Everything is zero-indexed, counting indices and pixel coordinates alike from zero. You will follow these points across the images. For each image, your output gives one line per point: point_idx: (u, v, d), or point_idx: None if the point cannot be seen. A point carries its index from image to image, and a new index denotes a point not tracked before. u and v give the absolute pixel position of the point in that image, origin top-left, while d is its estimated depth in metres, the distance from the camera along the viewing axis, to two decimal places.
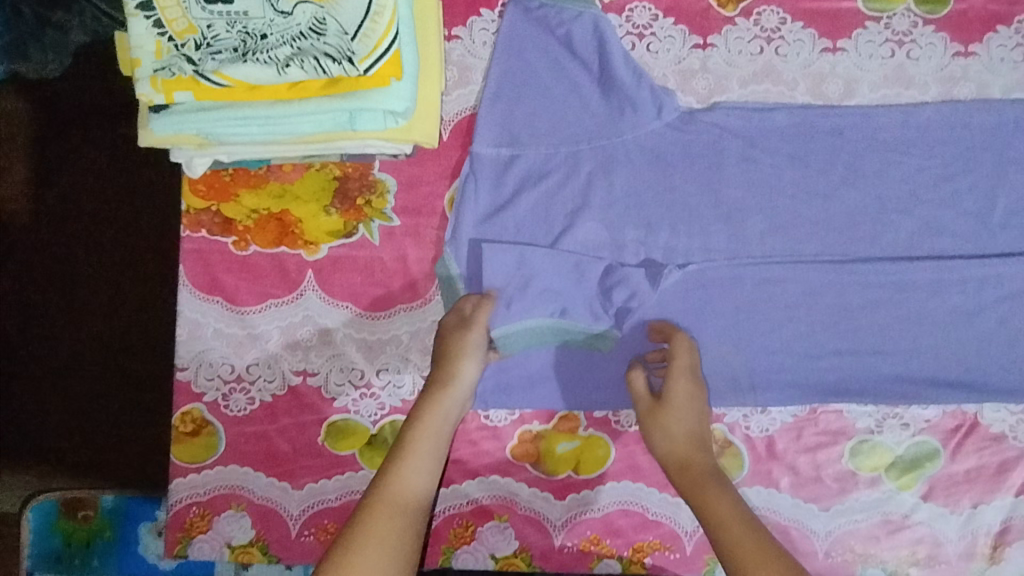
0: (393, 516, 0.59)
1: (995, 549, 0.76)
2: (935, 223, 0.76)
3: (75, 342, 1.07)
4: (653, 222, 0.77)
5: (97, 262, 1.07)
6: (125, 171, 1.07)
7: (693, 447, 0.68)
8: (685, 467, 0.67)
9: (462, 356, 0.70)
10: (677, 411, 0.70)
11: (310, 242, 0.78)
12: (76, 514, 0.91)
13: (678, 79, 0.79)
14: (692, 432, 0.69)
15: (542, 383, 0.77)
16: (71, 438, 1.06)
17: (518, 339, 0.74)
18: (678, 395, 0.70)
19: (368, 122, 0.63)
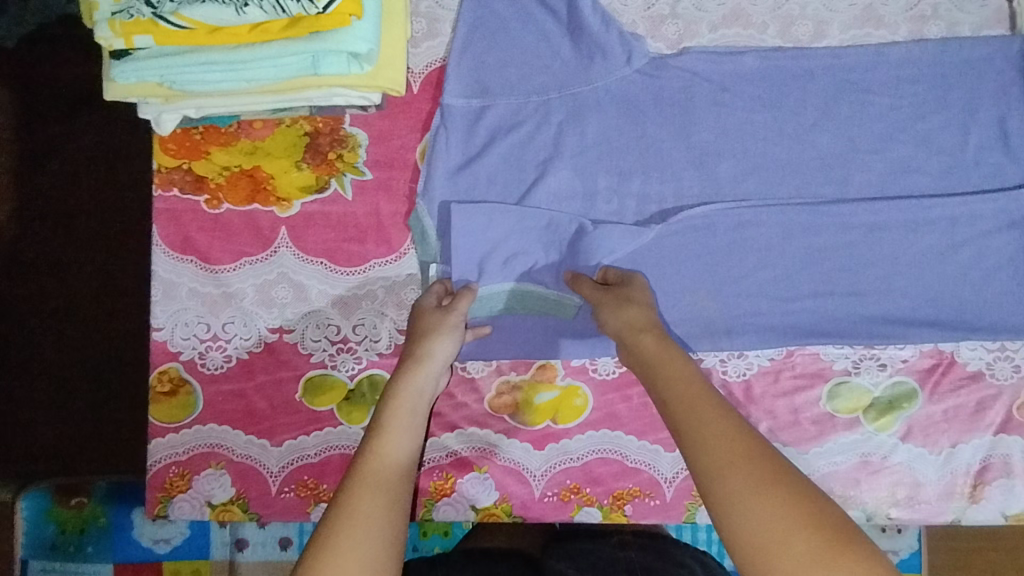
0: (377, 493, 0.56)
1: (975, 488, 0.76)
2: (905, 163, 0.77)
3: (62, 319, 1.06)
4: (626, 169, 0.78)
5: (75, 239, 1.06)
6: (97, 145, 1.07)
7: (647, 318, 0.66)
8: (647, 328, 0.64)
9: (437, 335, 0.68)
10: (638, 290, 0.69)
11: (282, 199, 0.78)
12: (69, 501, 0.90)
13: (648, 26, 0.80)
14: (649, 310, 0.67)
15: (519, 332, 0.77)
16: (58, 420, 1.06)
17: (495, 301, 0.75)
18: (638, 283, 0.70)
19: (332, 66, 0.64)
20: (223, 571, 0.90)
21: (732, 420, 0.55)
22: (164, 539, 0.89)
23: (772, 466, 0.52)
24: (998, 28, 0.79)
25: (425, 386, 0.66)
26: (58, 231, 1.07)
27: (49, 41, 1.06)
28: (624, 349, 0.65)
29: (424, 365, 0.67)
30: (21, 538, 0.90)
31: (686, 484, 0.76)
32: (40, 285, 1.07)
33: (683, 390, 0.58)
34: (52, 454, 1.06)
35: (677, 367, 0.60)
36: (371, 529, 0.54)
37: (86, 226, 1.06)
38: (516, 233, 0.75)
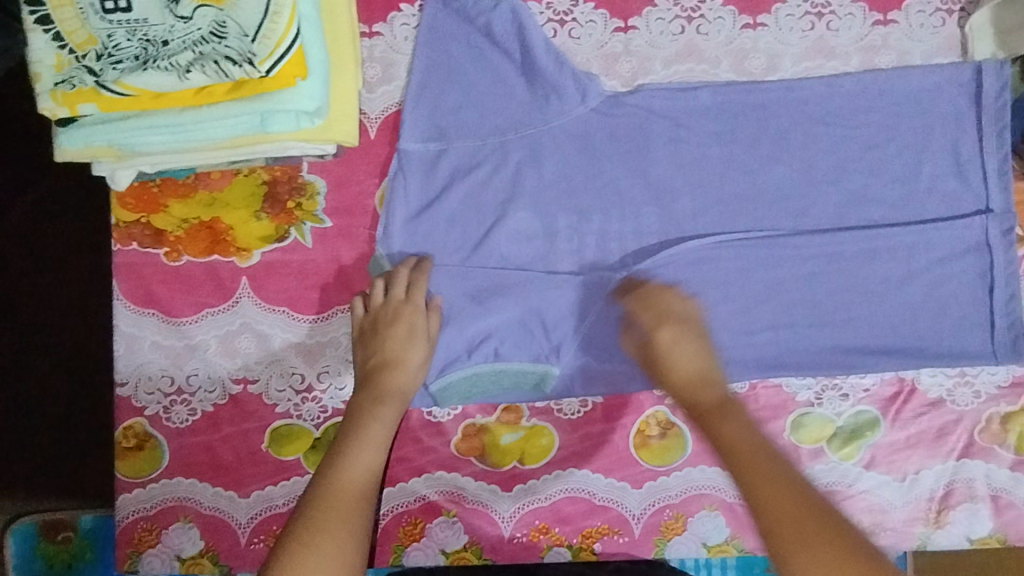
0: (353, 504, 0.58)
1: (940, 513, 0.77)
2: (862, 193, 0.78)
3: (15, 357, 0.95)
4: (585, 209, 0.78)
5: (30, 275, 0.95)
6: (37, 165, 0.94)
7: (699, 385, 0.67)
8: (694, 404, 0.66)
9: (410, 339, 0.72)
10: (678, 356, 0.69)
11: (242, 249, 0.78)
12: (56, 537, 0.87)
13: (602, 64, 0.80)
14: (698, 369, 0.67)
15: (486, 376, 0.76)
16: (7, 466, 0.94)
17: (455, 391, 0.76)
18: (671, 344, 0.69)
19: (281, 125, 0.63)
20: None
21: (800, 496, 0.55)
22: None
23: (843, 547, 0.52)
24: (950, 55, 0.80)
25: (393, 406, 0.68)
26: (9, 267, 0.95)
27: None
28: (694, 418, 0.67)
29: (393, 382, 0.70)
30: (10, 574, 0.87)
31: (654, 519, 0.77)
32: None
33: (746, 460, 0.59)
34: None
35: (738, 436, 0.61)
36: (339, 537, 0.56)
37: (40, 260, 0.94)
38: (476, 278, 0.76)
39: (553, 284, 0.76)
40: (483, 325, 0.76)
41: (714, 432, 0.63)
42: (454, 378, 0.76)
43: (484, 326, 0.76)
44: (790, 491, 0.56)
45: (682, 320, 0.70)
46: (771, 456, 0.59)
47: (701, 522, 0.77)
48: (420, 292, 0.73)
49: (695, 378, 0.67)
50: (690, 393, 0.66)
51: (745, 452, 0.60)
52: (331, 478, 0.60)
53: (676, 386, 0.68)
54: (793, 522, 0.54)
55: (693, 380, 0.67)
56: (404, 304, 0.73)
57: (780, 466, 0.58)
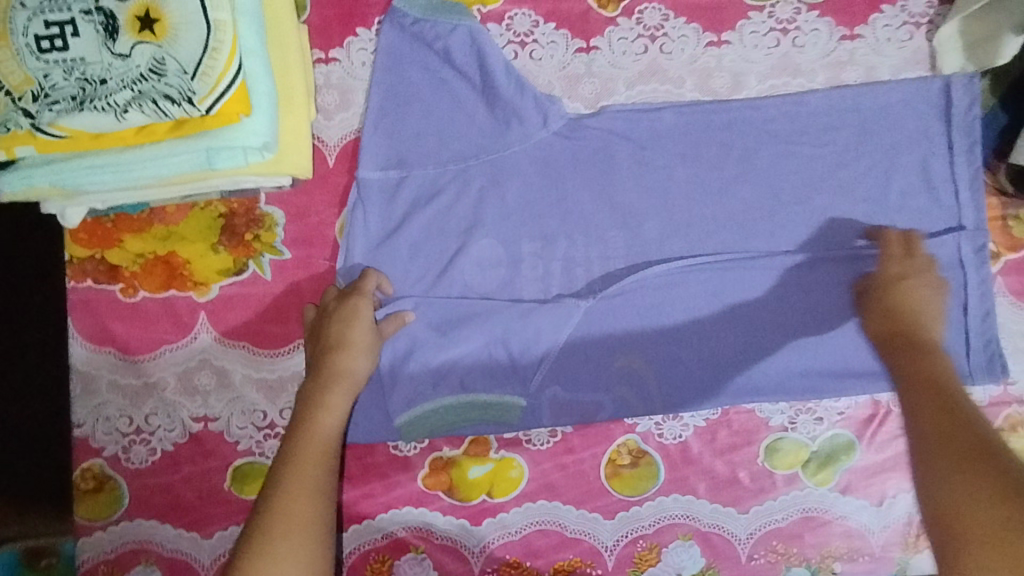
0: (302, 514, 0.59)
1: (918, 537, 0.75)
2: (832, 212, 0.76)
3: None
4: (550, 234, 0.76)
5: None
6: None
7: (911, 321, 0.69)
8: (903, 331, 0.68)
9: (353, 322, 0.70)
10: (912, 295, 0.70)
11: (200, 283, 0.76)
12: (36, 565, 0.71)
13: (564, 86, 0.78)
14: (921, 309, 0.69)
15: (450, 409, 0.74)
16: None
17: (421, 426, 0.74)
18: (899, 279, 0.71)
19: (228, 161, 0.61)
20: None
21: (965, 417, 0.59)
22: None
23: (987, 464, 0.55)
24: (918, 69, 0.79)
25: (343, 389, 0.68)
26: None
27: None
28: (885, 344, 0.70)
29: (342, 367, 0.69)
30: None
31: (627, 551, 0.75)
32: None
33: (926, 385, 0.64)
34: None
35: (937, 364, 0.65)
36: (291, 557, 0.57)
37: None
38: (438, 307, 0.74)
39: (519, 311, 0.74)
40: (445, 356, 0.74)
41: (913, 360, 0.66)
42: (419, 411, 0.74)
43: (449, 357, 0.74)
44: (943, 412, 0.60)
45: (919, 266, 0.71)
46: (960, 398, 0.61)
47: (675, 552, 0.75)
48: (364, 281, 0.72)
49: (891, 311, 0.70)
50: (895, 325, 0.69)
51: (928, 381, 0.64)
52: (281, 494, 0.60)
53: (877, 316, 0.71)
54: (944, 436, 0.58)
55: (908, 316, 0.69)
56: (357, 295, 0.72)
57: (960, 401, 0.61)
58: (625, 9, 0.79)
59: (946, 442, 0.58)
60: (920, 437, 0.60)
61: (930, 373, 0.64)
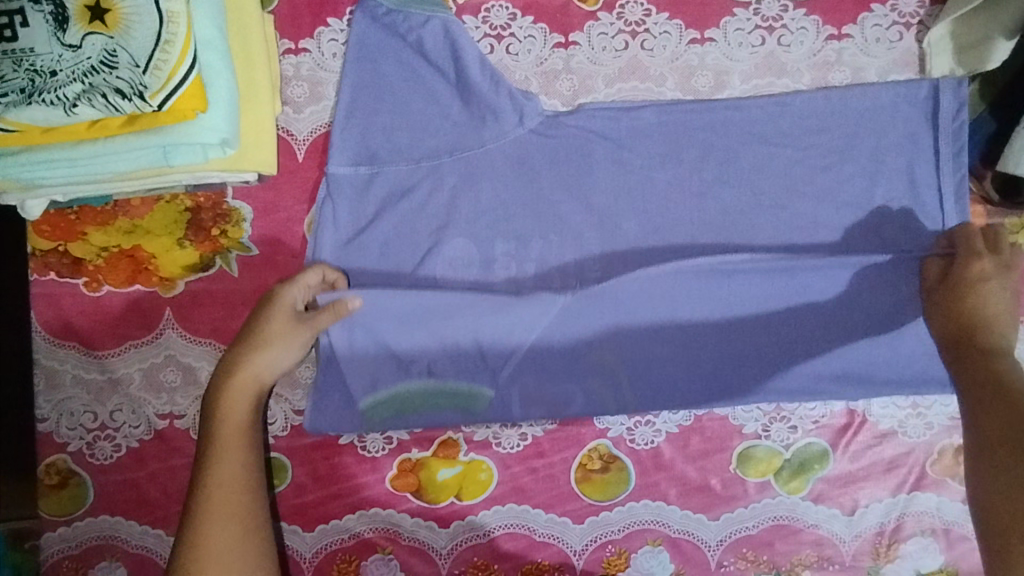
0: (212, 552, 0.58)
1: (889, 547, 0.75)
2: (813, 217, 0.74)
3: None
4: (523, 234, 0.75)
5: None
6: None
7: (980, 319, 0.66)
8: (980, 327, 0.65)
9: (273, 305, 0.68)
10: (991, 295, 0.66)
11: (165, 279, 0.74)
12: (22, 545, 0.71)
13: (542, 82, 0.76)
14: (1001, 311, 0.66)
15: (419, 391, 0.74)
16: None
17: (386, 405, 0.74)
18: (979, 279, 0.67)
19: (184, 157, 0.60)
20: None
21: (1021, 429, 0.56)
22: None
23: None
24: (907, 71, 0.76)
25: (253, 397, 0.65)
26: None
27: None
28: (948, 342, 0.67)
29: (255, 372, 0.65)
30: None
31: (596, 555, 0.74)
32: None
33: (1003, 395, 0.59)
34: None
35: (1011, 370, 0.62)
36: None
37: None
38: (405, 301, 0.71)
39: (490, 308, 0.72)
40: (409, 346, 0.73)
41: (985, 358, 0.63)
42: (383, 395, 0.74)
43: (413, 348, 0.73)
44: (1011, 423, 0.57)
45: (1002, 267, 0.68)
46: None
47: (644, 557, 0.74)
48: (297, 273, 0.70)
49: (970, 312, 0.66)
50: (962, 321, 0.67)
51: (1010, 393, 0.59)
52: (199, 521, 0.59)
53: (945, 313, 0.68)
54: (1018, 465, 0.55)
55: (985, 320, 0.66)
56: (285, 283, 0.69)
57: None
58: (606, 3, 0.76)
59: (1011, 454, 0.56)
60: (976, 438, 0.58)
61: (996, 379, 0.61)
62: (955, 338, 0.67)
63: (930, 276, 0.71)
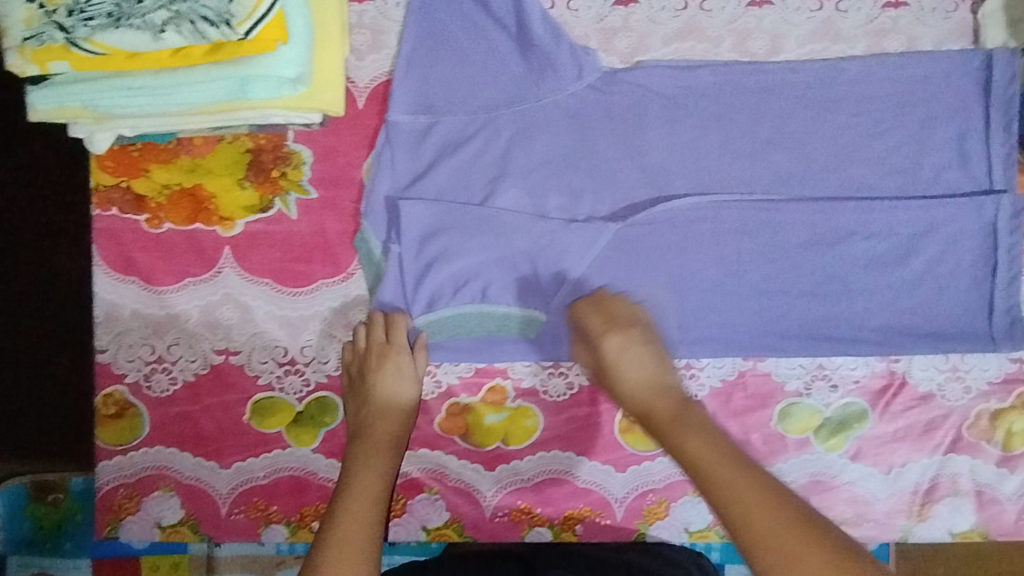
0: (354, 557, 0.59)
1: (923, 506, 0.77)
2: (864, 180, 0.74)
3: None
4: (577, 188, 0.75)
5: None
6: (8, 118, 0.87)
7: (654, 397, 0.67)
8: (663, 393, 0.67)
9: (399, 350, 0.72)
10: (632, 365, 0.69)
11: (225, 218, 0.76)
12: (46, 497, 0.84)
13: (600, 39, 0.77)
14: (652, 380, 0.68)
15: (470, 317, 0.74)
16: None
17: (440, 327, 0.74)
18: (616, 354, 0.69)
19: (261, 91, 0.61)
20: (202, 566, 0.82)
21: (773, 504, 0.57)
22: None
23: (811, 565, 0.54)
24: (961, 41, 0.76)
25: (399, 432, 0.70)
26: None
27: None
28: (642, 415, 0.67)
29: (394, 403, 0.71)
30: None
31: (637, 503, 0.77)
32: None
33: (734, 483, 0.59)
34: None
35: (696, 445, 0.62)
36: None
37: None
38: (462, 224, 0.73)
39: (546, 228, 0.73)
40: (465, 266, 0.73)
41: (671, 442, 0.64)
42: (439, 314, 0.74)
43: (472, 264, 0.74)
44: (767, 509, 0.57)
45: (626, 332, 0.70)
46: (743, 465, 0.60)
47: (684, 507, 0.77)
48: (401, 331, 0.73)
49: (627, 389, 0.69)
50: (645, 401, 0.67)
51: (709, 471, 0.60)
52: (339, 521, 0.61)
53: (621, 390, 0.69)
54: (777, 539, 0.55)
55: (637, 395, 0.68)
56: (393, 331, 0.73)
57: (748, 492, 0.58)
58: None
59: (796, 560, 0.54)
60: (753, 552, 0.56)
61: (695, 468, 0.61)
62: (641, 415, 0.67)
63: (961, 229, 0.74)
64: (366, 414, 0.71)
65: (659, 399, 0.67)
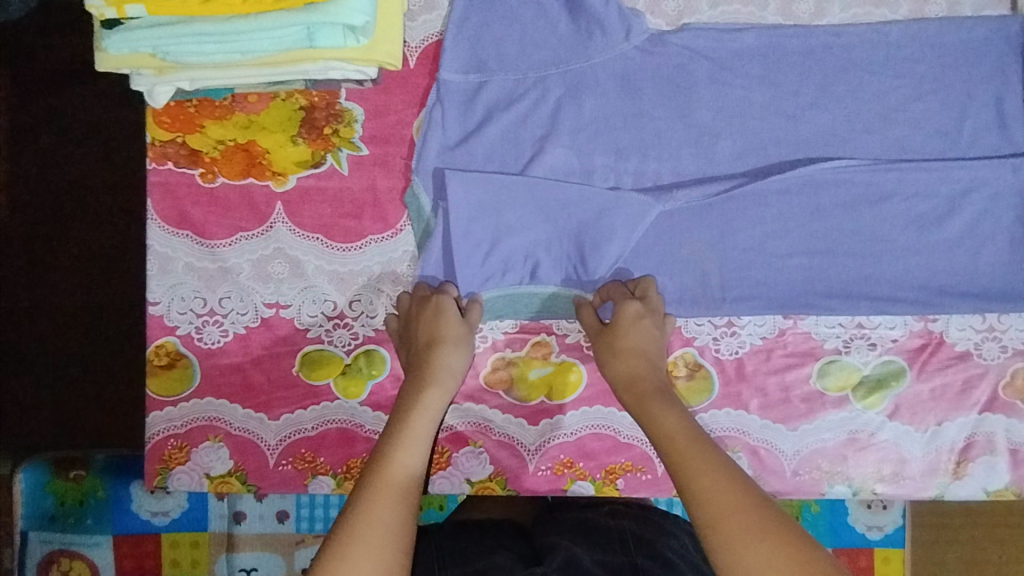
0: (387, 507, 0.59)
1: (959, 465, 0.78)
2: (904, 142, 0.76)
3: (64, 293, 1.04)
4: (623, 147, 0.77)
5: (77, 220, 1.03)
6: (93, 118, 1.02)
7: (644, 366, 0.70)
8: (642, 358, 0.71)
9: (445, 316, 0.72)
10: (634, 336, 0.71)
11: (278, 173, 0.78)
12: (68, 474, 0.88)
13: (647, 2, 0.79)
14: (644, 352, 0.71)
15: (520, 298, 0.76)
16: (64, 407, 1.04)
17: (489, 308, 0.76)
18: (634, 320, 0.72)
19: (327, 39, 0.64)
20: (222, 543, 0.89)
21: (728, 465, 0.59)
22: (163, 512, 0.88)
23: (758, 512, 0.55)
24: (999, 8, 0.78)
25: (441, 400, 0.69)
26: (67, 212, 1.03)
27: (50, 13, 1.01)
28: (630, 381, 0.70)
29: (445, 369, 0.71)
30: (20, 509, 0.88)
31: None
32: (46, 258, 1.04)
33: (688, 440, 0.62)
34: (37, 433, 1.05)
35: (669, 416, 0.65)
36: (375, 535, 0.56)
37: (100, 210, 1.03)
38: (511, 181, 0.75)
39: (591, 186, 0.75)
40: (513, 225, 0.75)
41: (652, 413, 0.66)
42: (491, 294, 0.76)
43: (520, 221, 0.75)
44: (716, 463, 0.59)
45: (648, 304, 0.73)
46: (708, 443, 0.62)
47: None
48: (475, 312, 0.73)
49: (621, 352, 0.71)
50: (637, 372, 0.70)
51: (680, 444, 0.62)
52: (367, 492, 0.60)
53: (619, 362, 0.71)
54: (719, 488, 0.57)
55: (632, 361, 0.71)
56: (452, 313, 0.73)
57: (710, 456, 0.60)
58: None
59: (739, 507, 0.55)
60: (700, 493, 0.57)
61: (665, 434, 0.64)
62: (628, 383, 0.70)
63: (999, 190, 0.76)
64: (416, 377, 0.70)
65: (649, 373, 0.70)
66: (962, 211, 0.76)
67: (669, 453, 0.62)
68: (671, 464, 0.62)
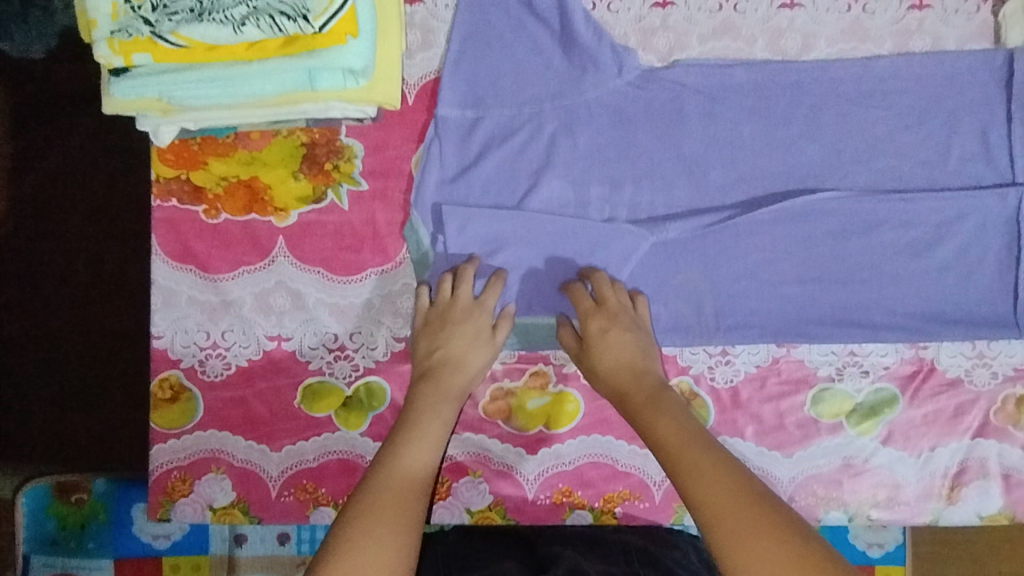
0: (396, 509, 0.60)
1: (952, 490, 0.79)
2: (892, 173, 0.78)
3: (67, 322, 1.05)
4: (617, 179, 0.79)
5: (78, 247, 1.05)
6: (94, 147, 1.04)
7: (631, 376, 0.72)
8: (630, 368, 0.73)
9: (473, 343, 0.75)
10: (612, 345, 0.73)
11: (280, 209, 0.79)
12: (69, 497, 0.90)
13: (639, 38, 0.81)
14: (629, 361, 0.73)
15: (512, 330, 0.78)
16: (67, 433, 1.05)
17: None
18: (602, 333, 0.73)
19: (327, 82, 0.65)
20: (223, 569, 0.89)
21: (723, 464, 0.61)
22: (163, 535, 0.89)
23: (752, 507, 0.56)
24: (982, 41, 0.80)
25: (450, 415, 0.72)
26: (68, 240, 1.05)
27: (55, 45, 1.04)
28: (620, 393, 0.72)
29: (456, 386, 0.73)
30: (23, 531, 0.90)
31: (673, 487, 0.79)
32: (49, 287, 1.06)
33: (683, 442, 0.64)
34: (40, 461, 1.05)
35: (663, 422, 0.67)
36: (391, 539, 0.58)
37: (100, 237, 1.05)
38: (507, 214, 0.76)
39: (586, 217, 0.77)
40: (510, 258, 0.77)
41: (648, 421, 0.68)
42: None
43: (517, 254, 0.77)
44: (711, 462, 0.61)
45: (613, 313, 0.74)
46: (703, 443, 0.64)
47: None
48: (502, 330, 0.76)
49: (602, 372, 0.73)
50: (625, 381, 0.72)
51: (674, 447, 0.64)
52: (376, 495, 0.61)
53: (605, 373, 0.73)
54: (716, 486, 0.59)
55: (618, 371, 0.72)
56: (473, 335, 0.75)
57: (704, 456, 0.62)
58: None
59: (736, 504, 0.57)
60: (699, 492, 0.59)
61: (659, 439, 0.66)
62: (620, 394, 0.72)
63: (986, 220, 0.77)
64: (425, 390, 0.72)
65: (638, 384, 0.72)
66: (950, 240, 0.77)
67: (666, 458, 0.64)
68: (669, 465, 0.63)
